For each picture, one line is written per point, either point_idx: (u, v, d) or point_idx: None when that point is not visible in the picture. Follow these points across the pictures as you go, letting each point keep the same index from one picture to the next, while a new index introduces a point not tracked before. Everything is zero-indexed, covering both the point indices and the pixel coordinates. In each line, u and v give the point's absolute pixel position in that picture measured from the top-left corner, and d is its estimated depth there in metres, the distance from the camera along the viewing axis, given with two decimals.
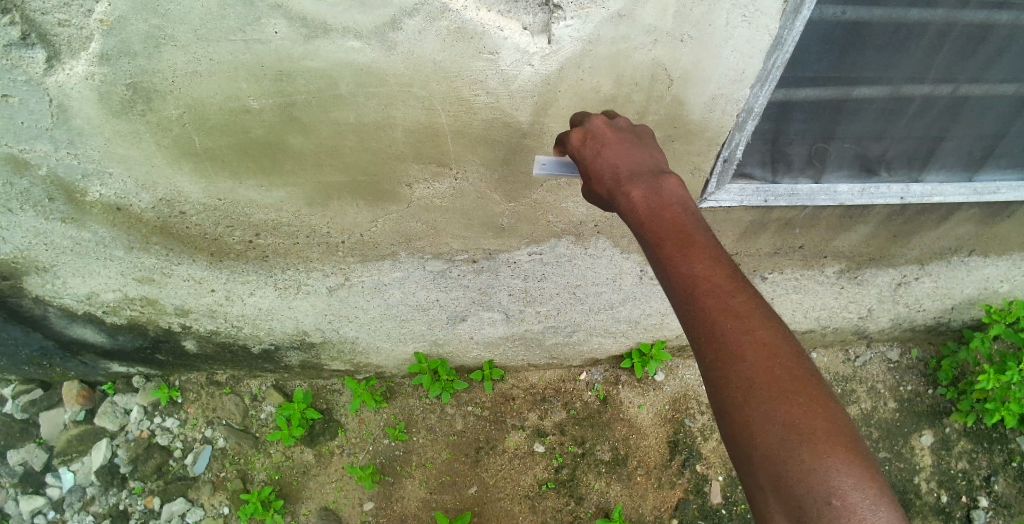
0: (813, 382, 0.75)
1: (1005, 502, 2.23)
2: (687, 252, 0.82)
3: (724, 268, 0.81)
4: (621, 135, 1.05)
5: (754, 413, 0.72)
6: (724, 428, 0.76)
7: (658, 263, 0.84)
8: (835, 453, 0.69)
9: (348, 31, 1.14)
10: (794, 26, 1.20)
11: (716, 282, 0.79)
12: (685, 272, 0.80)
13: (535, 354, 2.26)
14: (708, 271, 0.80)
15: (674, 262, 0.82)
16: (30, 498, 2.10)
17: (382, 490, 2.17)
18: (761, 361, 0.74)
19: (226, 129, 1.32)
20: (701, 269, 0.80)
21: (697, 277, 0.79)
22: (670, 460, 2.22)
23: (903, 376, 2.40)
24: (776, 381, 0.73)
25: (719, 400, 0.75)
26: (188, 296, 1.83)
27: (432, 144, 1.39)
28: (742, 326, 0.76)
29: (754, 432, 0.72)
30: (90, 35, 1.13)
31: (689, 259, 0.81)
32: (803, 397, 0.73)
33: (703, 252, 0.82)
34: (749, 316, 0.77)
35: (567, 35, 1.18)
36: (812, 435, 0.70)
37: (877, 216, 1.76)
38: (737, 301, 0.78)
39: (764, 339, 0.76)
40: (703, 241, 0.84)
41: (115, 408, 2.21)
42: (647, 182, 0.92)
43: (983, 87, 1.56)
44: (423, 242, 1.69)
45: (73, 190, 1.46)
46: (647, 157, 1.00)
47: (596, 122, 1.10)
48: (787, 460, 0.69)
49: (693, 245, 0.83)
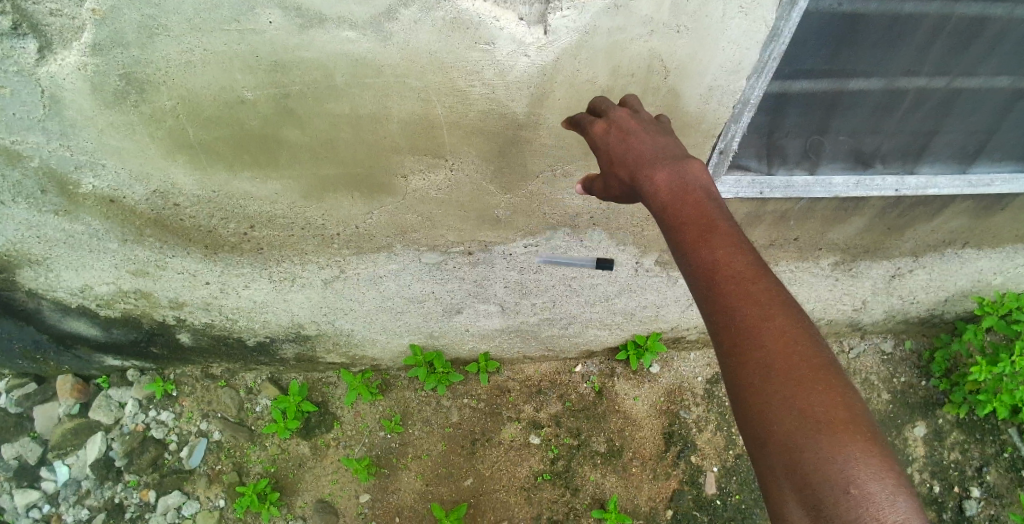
0: (831, 369, 0.74)
1: (995, 491, 2.27)
2: (708, 238, 0.82)
3: (746, 255, 0.80)
4: (640, 122, 1.05)
5: (772, 400, 0.72)
6: (740, 415, 0.76)
7: (679, 248, 0.84)
8: (853, 442, 0.69)
9: (342, 22, 1.14)
10: (790, 18, 1.22)
11: (737, 270, 0.79)
12: (706, 258, 0.80)
13: (530, 346, 2.26)
14: (729, 258, 0.80)
15: (695, 248, 0.82)
16: (24, 492, 2.10)
17: (378, 482, 2.18)
18: (780, 348, 0.74)
19: (220, 120, 1.31)
20: (722, 255, 0.80)
21: (718, 264, 0.80)
22: (664, 451, 2.24)
23: (896, 368, 2.41)
24: (796, 370, 0.73)
25: (735, 387, 0.76)
26: (182, 289, 1.82)
27: (428, 134, 1.39)
28: (764, 313, 0.76)
29: (771, 418, 0.72)
30: (82, 25, 1.12)
31: (709, 246, 0.81)
32: (822, 384, 0.73)
33: (725, 239, 0.82)
34: (769, 304, 0.77)
35: (563, 25, 1.18)
36: (829, 424, 0.70)
37: (871, 209, 1.78)
38: (757, 288, 0.78)
39: (784, 328, 0.76)
40: (726, 228, 0.83)
41: (109, 401, 2.20)
42: (670, 166, 0.91)
43: (977, 80, 1.57)
44: (418, 234, 1.69)
45: (65, 183, 1.45)
46: (669, 143, 0.99)
47: (619, 113, 1.09)
48: (804, 449, 0.69)
49: (715, 231, 0.83)
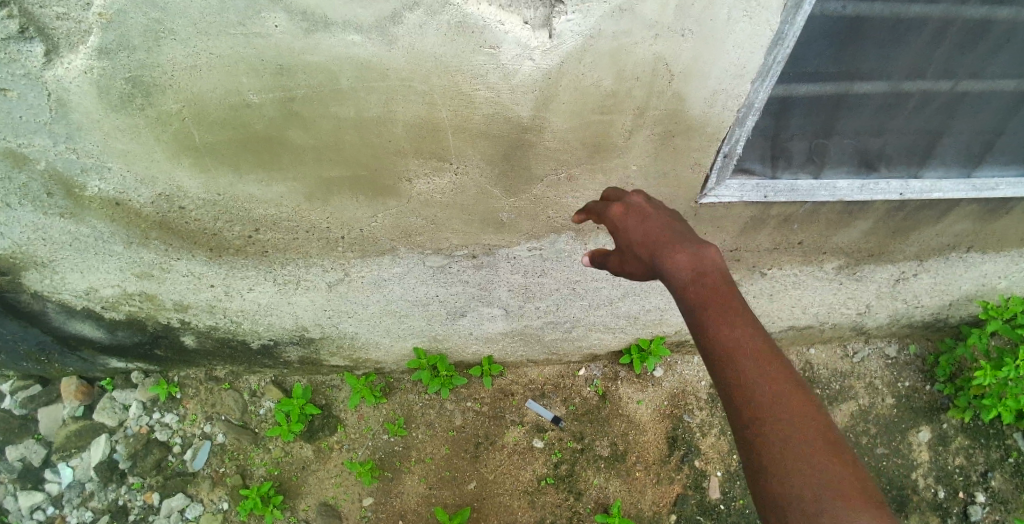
0: (845, 446, 0.76)
1: (1001, 497, 2.26)
2: (726, 315, 0.84)
3: (762, 335, 0.83)
4: (656, 207, 1.11)
5: (788, 469, 0.73)
6: (757, 484, 0.76)
7: (698, 325, 0.86)
8: (868, 512, 0.69)
9: (348, 26, 1.14)
10: (794, 21, 1.21)
11: (755, 348, 0.81)
12: (724, 335, 0.83)
13: (534, 350, 2.25)
14: (746, 336, 0.83)
15: (714, 323, 0.84)
16: (29, 493, 2.10)
17: (382, 486, 2.18)
18: (795, 422, 0.76)
19: (226, 124, 1.31)
20: (741, 333, 0.83)
21: (735, 341, 0.82)
22: (668, 455, 2.23)
23: (901, 373, 2.40)
24: (810, 442, 0.75)
25: (752, 456, 0.77)
26: (186, 292, 1.83)
27: (432, 138, 1.39)
28: (779, 389, 0.78)
29: (789, 486, 0.72)
30: (89, 29, 1.13)
31: (728, 324, 0.84)
32: (835, 458, 0.74)
33: (743, 318, 0.84)
34: (785, 380, 0.79)
35: (569, 29, 1.18)
36: (845, 494, 0.70)
37: (876, 212, 1.76)
38: (773, 365, 0.80)
39: (799, 403, 0.78)
40: (743, 308, 0.86)
41: (114, 403, 2.21)
42: (689, 246, 0.95)
43: (982, 83, 1.57)
44: (423, 237, 1.69)
45: (71, 186, 1.45)
46: (684, 226, 1.04)
47: (633, 200, 1.17)
48: (820, 516, 0.69)
49: (732, 309, 0.85)
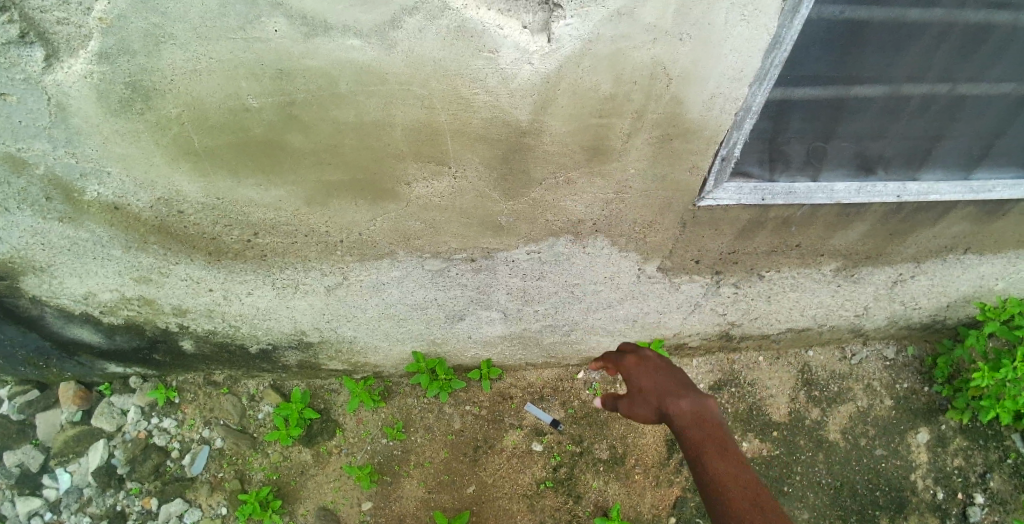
0: None
1: (1000, 499, 2.27)
2: (720, 452, 1.01)
3: (750, 471, 0.97)
4: (668, 365, 1.32)
5: None
6: None
7: (699, 456, 1.02)
8: None
9: (348, 30, 1.15)
10: (791, 25, 1.23)
11: (743, 479, 0.95)
12: (717, 466, 0.98)
13: (533, 354, 2.26)
14: (735, 469, 0.97)
15: (708, 458, 1.00)
16: (27, 499, 2.10)
17: (381, 490, 2.18)
18: None
19: (225, 129, 1.32)
20: (731, 466, 0.98)
21: (726, 472, 0.96)
22: (667, 458, 2.23)
23: (899, 375, 2.41)
24: None
25: None
26: (185, 296, 1.83)
27: (431, 142, 1.40)
28: (765, 511, 0.88)
29: None
30: (90, 34, 1.13)
31: (721, 458, 0.99)
32: None
33: (734, 457, 1.00)
34: (771, 506, 0.89)
35: (567, 33, 1.19)
36: None
37: (874, 215, 1.77)
38: (761, 493, 0.92)
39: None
40: (735, 450, 1.02)
41: (112, 408, 2.20)
42: (692, 398, 1.15)
43: (981, 86, 1.58)
44: (421, 241, 1.69)
45: (70, 190, 1.45)
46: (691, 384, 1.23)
47: (649, 355, 1.37)
48: None
49: (726, 451, 1.02)
